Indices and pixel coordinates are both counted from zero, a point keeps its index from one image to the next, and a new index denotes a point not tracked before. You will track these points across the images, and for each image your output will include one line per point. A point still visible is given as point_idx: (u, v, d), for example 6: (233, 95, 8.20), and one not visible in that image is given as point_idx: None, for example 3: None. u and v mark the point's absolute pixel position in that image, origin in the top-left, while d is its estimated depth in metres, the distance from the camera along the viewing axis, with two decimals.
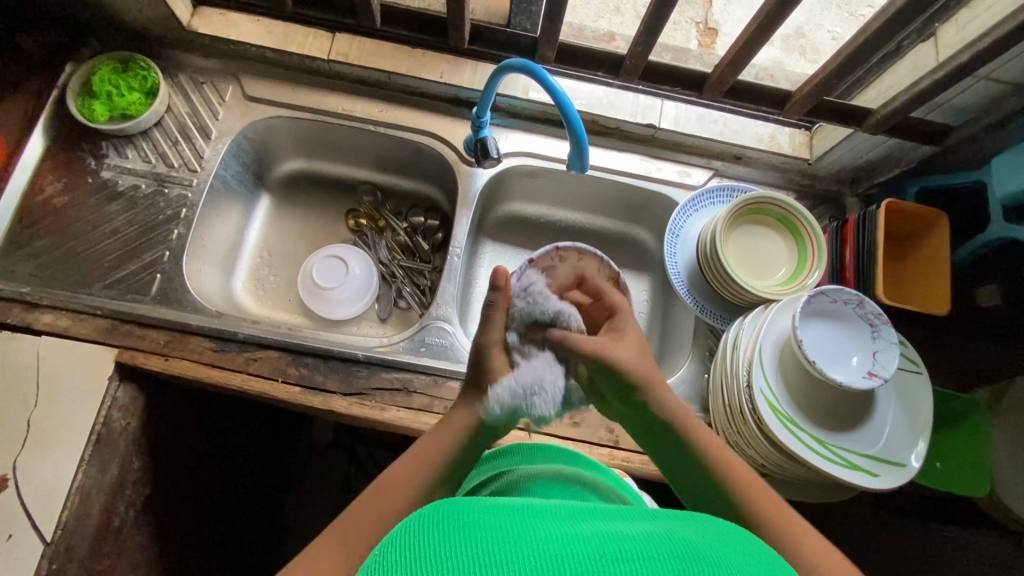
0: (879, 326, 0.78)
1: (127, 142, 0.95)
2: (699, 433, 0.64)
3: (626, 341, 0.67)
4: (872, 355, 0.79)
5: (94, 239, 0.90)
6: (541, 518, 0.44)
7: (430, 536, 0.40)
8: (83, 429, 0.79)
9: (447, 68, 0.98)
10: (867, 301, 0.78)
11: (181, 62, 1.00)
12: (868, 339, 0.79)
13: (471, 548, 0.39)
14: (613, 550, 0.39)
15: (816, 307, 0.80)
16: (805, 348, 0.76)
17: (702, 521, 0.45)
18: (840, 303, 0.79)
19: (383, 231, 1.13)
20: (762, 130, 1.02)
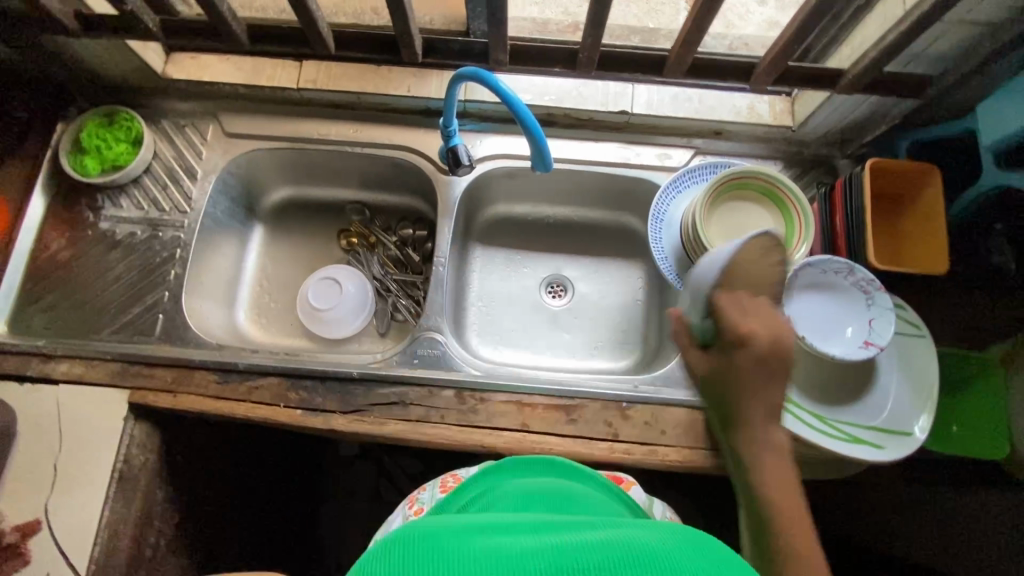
0: (873, 293, 0.76)
1: (120, 192, 1.00)
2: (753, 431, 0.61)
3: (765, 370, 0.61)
4: (868, 324, 0.76)
5: (99, 288, 0.95)
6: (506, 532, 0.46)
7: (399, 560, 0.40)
8: (106, 469, 0.84)
9: (413, 81, 1.01)
10: (858, 268, 0.75)
11: (162, 108, 1.04)
12: (863, 307, 0.76)
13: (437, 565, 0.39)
14: (571, 560, 0.40)
15: (806, 281, 0.78)
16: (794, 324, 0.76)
17: (675, 528, 0.45)
18: (832, 273, 0.77)
19: (374, 248, 1.14)
20: (740, 103, 1.00)
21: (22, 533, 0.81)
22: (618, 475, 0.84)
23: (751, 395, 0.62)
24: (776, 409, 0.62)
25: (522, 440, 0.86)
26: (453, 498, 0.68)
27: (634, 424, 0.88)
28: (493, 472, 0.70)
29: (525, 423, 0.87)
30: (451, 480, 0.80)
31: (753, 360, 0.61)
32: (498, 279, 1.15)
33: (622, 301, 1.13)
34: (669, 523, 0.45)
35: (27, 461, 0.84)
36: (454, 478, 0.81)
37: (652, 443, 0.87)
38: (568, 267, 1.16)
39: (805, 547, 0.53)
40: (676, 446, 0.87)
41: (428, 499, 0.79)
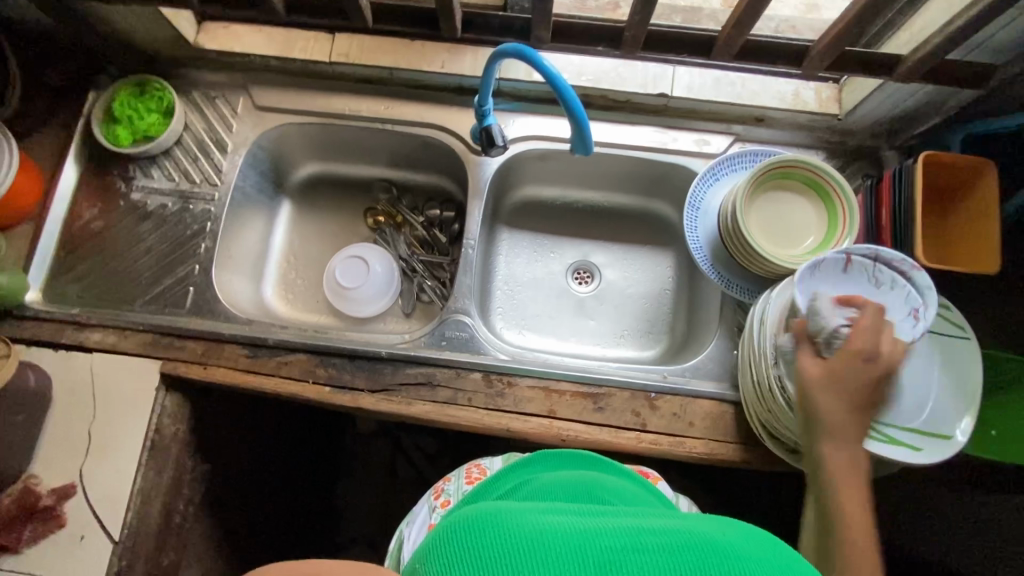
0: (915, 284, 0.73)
1: (151, 163, 1.00)
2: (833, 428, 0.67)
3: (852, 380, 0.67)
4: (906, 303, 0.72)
5: (132, 258, 0.96)
6: (561, 511, 0.49)
7: (475, 531, 0.44)
8: (138, 436, 0.86)
9: (447, 57, 0.98)
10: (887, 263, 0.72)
11: (193, 79, 1.03)
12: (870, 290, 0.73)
13: (503, 533, 0.43)
14: (634, 541, 0.43)
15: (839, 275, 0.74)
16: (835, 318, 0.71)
17: (732, 523, 0.49)
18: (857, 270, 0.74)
19: (401, 227, 1.13)
20: (784, 88, 0.96)
21: (58, 496, 0.83)
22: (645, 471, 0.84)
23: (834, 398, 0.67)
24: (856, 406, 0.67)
25: (548, 426, 0.86)
26: (492, 480, 0.70)
27: (662, 414, 0.87)
28: (532, 466, 0.72)
29: (552, 409, 0.87)
30: (476, 470, 0.80)
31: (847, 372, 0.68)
32: (525, 262, 1.13)
33: (651, 289, 1.11)
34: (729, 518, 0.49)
35: (64, 426, 0.86)
36: (479, 468, 0.81)
37: (679, 435, 0.86)
38: (596, 253, 1.14)
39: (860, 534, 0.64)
40: (704, 438, 0.86)
41: (454, 490, 0.78)
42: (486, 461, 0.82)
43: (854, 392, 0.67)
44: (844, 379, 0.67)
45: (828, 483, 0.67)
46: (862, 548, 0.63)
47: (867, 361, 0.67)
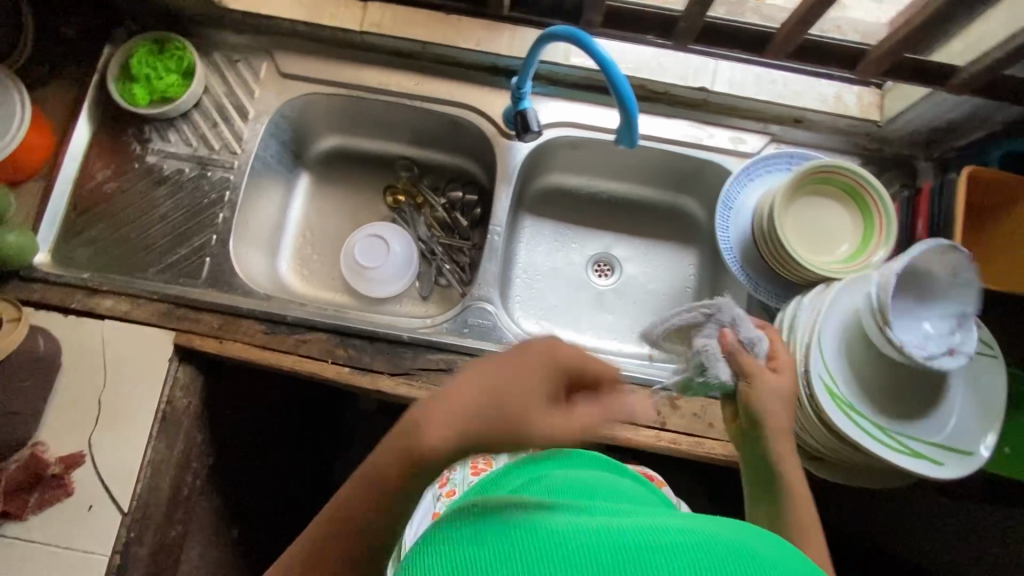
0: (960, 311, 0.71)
1: (168, 126, 0.96)
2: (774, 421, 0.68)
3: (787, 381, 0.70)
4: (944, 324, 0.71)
5: (146, 224, 0.93)
6: (556, 511, 0.41)
7: (444, 539, 0.37)
8: (150, 407, 0.84)
9: (483, 35, 0.95)
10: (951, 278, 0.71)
11: (215, 40, 0.99)
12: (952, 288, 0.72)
13: (477, 536, 0.37)
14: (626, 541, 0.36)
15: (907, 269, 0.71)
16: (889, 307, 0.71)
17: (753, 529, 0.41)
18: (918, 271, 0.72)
19: (421, 208, 1.10)
20: (826, 91, 0.94)
21: (66, 465, 0.81)
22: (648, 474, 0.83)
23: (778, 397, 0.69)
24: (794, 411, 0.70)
25: None
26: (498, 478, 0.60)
27: (683, 414, 0.87)
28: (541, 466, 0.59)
29: None
30: (482, 461, 0.79)
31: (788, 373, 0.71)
32: (546, 251, 1.12)
33: (671, 286, 1.10)
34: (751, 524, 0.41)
35: (73, 394, 0.84)
36: (486, 459, 0.79)
37: (699, 435, 0.86)
38: (618, 247, 1.13)
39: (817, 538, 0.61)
40: (723, 441, 0.86)
41: (460, 480, 0.77)
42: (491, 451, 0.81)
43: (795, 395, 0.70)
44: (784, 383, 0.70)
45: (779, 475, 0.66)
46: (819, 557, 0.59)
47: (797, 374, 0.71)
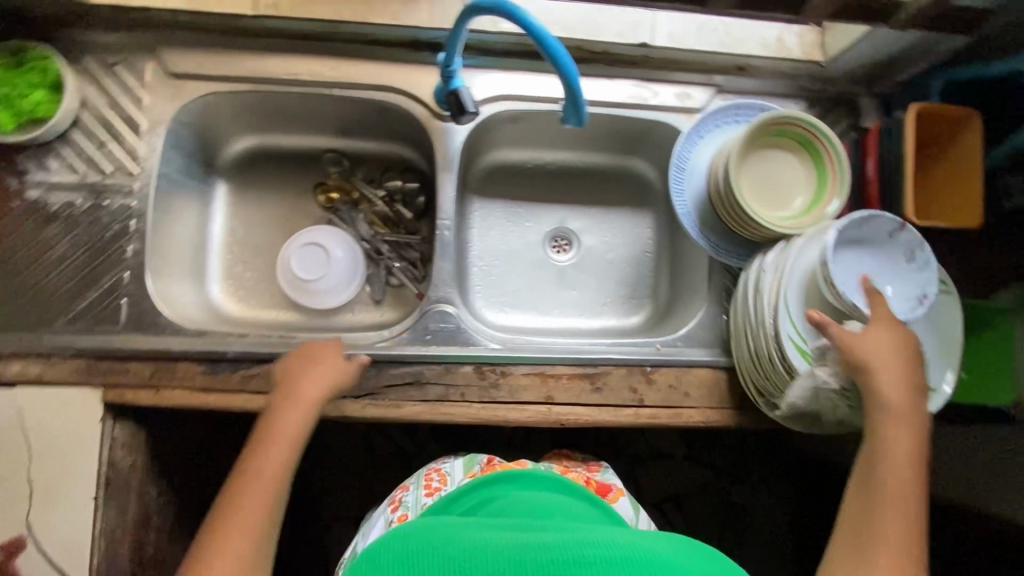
0: (924, 267, 0.73)
1: (46, 152, 0.83)
2: (892, 397, 0.68)
3: (888, 340, 0.70)
4: (909, 280, 0.74)
5: (41, 271, 0.81)
6: (503, 528, 0.50)
7: (393, 550, 0.47)
8: (89, 475, 0.75)
9: (400, 8, 0.86)
10: (908, 228, 0.72)
11: (84, 43, 0.85)
12: (907, 268, 0.74)
13: (414, 552, 0.46)
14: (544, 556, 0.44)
15: (858, 236, 0.75)
16: (852, 275, 0.75)
17: (690, 545, 0.48)
18: (882, 232, 0.74)
19: (358, 204, 1.01)
20: (768, 34, 0.92)
21: (6, 553, 0.73)
22: (606, 483, 0.73)
23: (884, 365, 0.69)
24: (910, 388, 0.70)
25: (546, 413, 0.83)
26: (459, 497, 0.63)
27: (659, 387, 0.86)
28: (510, 491, 0.62)
29: (549, 395, 0.84)
30: (436, 477, 0.71)
31: (884, 345, 0.69)
32: (499, 234, 1.06)
33: (631, 253, 1.07)
34: (689, 541, 0.49)
35: None
36: (439, 474, 0.72)
37: (677, 406, 0.86)
38: (573, 219, 1.08)
39: (915, 510, 0.65)
40: (700, 408, 0.86)
41: (412, 502, 0.69)
42: (446, 464, 0.74)
43: (906, 363, 0.69)
44: (890, 346, 0.69)
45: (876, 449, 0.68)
46: (907, 526, 0.63)
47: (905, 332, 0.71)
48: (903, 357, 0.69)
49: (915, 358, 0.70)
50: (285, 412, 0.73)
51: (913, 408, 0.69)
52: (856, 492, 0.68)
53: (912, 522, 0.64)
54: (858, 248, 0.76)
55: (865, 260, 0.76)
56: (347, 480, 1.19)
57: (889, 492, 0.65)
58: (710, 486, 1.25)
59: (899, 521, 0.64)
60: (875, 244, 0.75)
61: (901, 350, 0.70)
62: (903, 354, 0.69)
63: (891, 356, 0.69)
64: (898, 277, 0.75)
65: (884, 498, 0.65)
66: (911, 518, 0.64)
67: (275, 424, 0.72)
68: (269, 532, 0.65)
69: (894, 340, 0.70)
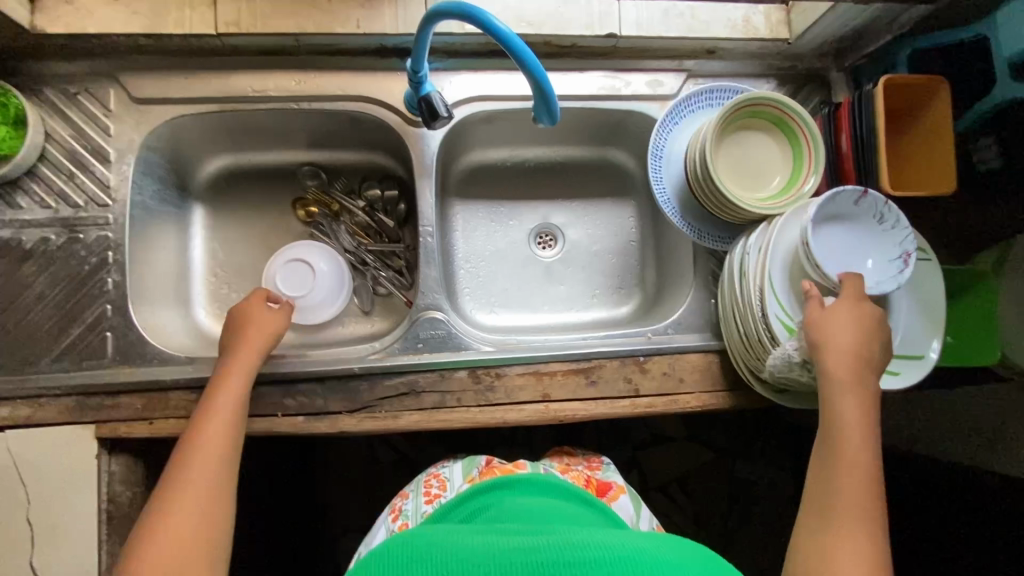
0: (895, 223, 0.74)
1: (15, 189, 0.81)
2: (843, 375, 0.69)
3: (842, 318, 0.70)
4: (886, 238, 0.75)
5: (21, 311, 0.79)
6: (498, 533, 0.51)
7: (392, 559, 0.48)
8: (90, 513, 0.75)
9: (363, 14, 0.83)
10: (870, 194, 0.73)
11: (43, 75, 0.83)
12: (882, 229, 0.75)
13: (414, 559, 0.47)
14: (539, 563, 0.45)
15: (832, 210, 0.75)
16: (831, 249, 0.76)
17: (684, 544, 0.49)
18: (847, 203, 0.74)
19: (339, 216, 1.00)
20: (734, 15, 0.90)
21: None
22: (606, 482, 0.74)
23: (836, 343, 0.70)
24: (864, 364, 0.70)
25: (544, 411, 0.83)
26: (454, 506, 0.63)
27: (654, 376, 0.86)
28: (504, 498, 0.62)
29: (546, 393, 0.84)
30: (435, 483, 0.72)
31: (836, 323, 0.70)
32: (483, 234, 1.06)
33: (616, 243, 1.07)
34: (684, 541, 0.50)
35: None
36: (438, 480, 0.72)
37: (673, 393, 0.86)
38: (556, 214, 1.08)
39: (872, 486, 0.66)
40: (696, 393, 0.87)
41: (412, 510, 0.69)
42: (445, 470, 0.74)
43: (861, 339, 0.70)
44: (844, 321, 0.70)
45: (831, 427, 0.69)
46: (863, 503, 0.64)
47: (862, 308, 0.71)
48: (855, 334, 0.70)
49: (870, 334, 0.71)
50: (226, 375, 0.74)
51: (867, 384, 0.70)
52: (813, 469, 0.69)
53: (867, 497, 0.65)
54: (830, 220, 0.76)
55: (838, 229, 0.76)
56: (352, 491, 1.19)
57: (843, 469, 0.66)
58: (712, 465, 1.27)
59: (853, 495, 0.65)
60: (846, 213, 0.76)
61: (856, 326, 0.70)
62: (858, 331, 0.70)
63: (842, 333, 0.70)
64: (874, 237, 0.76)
65: (840, 475, 0.66)
66: (865, 494, 0.65)
67: (220, 389, 0.72)
68: (225, 485, 0.66)
69: (849, 317, 0.70)
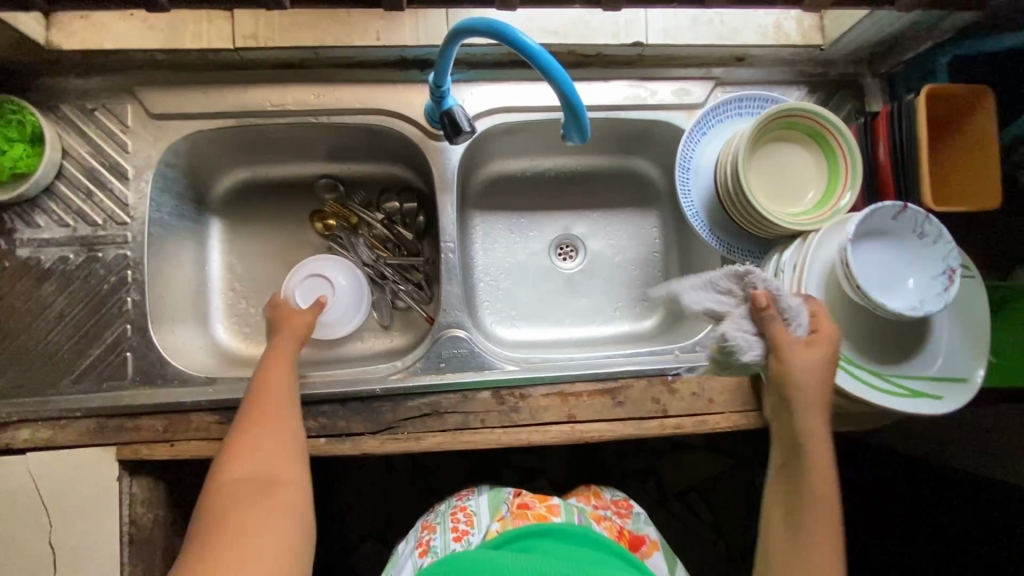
0: (938, 239, 0.71)
1: (32, 208, 0.80)
2: (810, 412, 0.70)
3: (809, 357, 0.70)
4: (929, 255, 0.72)
5: (40, 331, 0.79)
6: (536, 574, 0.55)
7: None
8: (111, 538, 0.74)
9: (383, 25, 0.81)
10: (910, 207, 0.70)
11: (59, 91, 0.82)
12: (923, 245, 0.72)
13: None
14: None
15: (870, 227, 0.72)
16: (869, 268, 0.73)
17: None
18: (885, 219, 0.71)
19: (357, 229, 0.98)
20: (764, 21, 0.87)
21: None
22: (638, 534, 0.73)
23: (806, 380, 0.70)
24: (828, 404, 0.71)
25: (570, 432, 0.81)
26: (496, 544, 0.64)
27: (682, 396, 0.84)
28: (538, 546, 0.62)
29: (571, 414, 0.82)
30: (462, 517, 0.71)
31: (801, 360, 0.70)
32: (503, 247, 1.03)
33: (640, 254, 1.04)
34: None
35: (14, 547, 0.72)
36: (465, 514, 0.71)
37: (702, 413, 0.83)
38: (577, 224, 1.05)
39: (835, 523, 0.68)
40: (726, 413, 0.84)
41: (441, 546, 0.68)
42: (471, 500, 0.73)
43: (823, 380, 0.70)
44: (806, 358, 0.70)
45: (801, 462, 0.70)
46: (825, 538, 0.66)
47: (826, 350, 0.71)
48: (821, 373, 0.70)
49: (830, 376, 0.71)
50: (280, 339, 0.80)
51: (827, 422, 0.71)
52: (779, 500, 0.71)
53: (829, 531, 0.67)
54: (864, 236, 0.73)
55: (875, 245, 0.73)
56: (370, 505, 1.17)
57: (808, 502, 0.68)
58: (735, 479, 1.24)
59: (814, 530, 0.67)
60: (883, 228, 0.73)
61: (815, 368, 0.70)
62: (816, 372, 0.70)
63: (811, 371, 0.70)
64: (913, 254, 0.72)
65: (807, 510, 0.68)
66: (826, 531, 0.67)
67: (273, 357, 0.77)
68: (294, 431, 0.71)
69: (813, 357, 0.70)
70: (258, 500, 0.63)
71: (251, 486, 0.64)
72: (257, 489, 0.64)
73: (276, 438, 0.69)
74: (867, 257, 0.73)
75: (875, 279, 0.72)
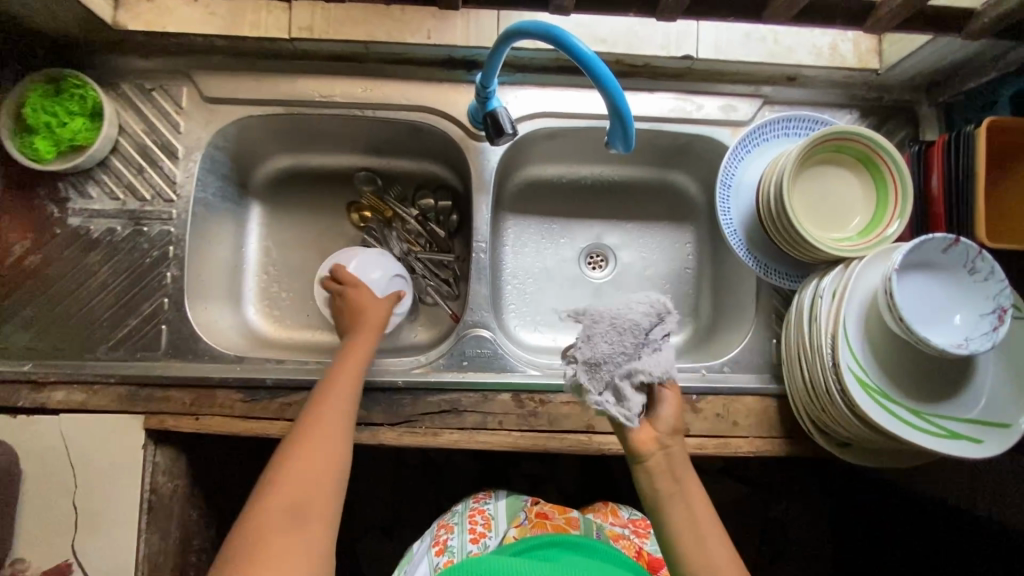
0: (990, 277, 0.68)
1: (86, 179, 0.84)
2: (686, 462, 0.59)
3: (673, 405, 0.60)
4: (979, 292, 0.69)
5: (83, 298, 0.82)
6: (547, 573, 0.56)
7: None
8: (130, 503, 0.76)
9: (433, 25, 0.82)
10: (963, 240, 0.67)
11: (121, 70, 0.85)
12: (973, 281, 0.69)
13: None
14: None
15: (918, 258, 0.69)
16: (914, 300, 0.70)
17: None
18: (935, 251, 0.68)
19: (391, 222, 0.99)
20: (820, 41, 0.85)
21: None
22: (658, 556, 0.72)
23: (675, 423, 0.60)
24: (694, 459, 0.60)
25: (587, 442, 0.80)
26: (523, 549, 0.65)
27: (705, 416, 0.82)
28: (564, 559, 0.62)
29: (591, 424, 0.81)
30: (480, 520, 0.71)
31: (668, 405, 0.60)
32: (533, 251, 1.03)
33: (671, 269, 1.03)
34: None
35: (40, 504, 0.75)
36: (483, 516, 0.71)
37: (724, 436, 0.82)
38: (609, 234, 1.04)
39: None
40: (750, 437, 0.82)
41: (457, 547, 0.68)
42: (490, 504, 0.73)
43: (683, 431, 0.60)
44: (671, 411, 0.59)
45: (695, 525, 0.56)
46: None
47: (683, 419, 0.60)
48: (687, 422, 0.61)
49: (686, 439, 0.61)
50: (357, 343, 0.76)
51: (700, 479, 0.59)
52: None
53: None
54: (912, 266, 0.70)
55: (921, 278, 0.70)
56: (379, 497, 1.18)
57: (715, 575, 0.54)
58: None
59: None
60: (931, 261, 0.70)
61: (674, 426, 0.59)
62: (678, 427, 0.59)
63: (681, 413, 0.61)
64: (961, 290, 0.70)
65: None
66: None
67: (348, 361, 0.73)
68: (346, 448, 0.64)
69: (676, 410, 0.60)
70: (297, 519, 0.55)
71: (298, 495, 0.57)
72: (300, 507, 0.56)
73: (327, 452, 0.61)
74: (914, 288, 0.70)
75: (919, 312, 0.69)
